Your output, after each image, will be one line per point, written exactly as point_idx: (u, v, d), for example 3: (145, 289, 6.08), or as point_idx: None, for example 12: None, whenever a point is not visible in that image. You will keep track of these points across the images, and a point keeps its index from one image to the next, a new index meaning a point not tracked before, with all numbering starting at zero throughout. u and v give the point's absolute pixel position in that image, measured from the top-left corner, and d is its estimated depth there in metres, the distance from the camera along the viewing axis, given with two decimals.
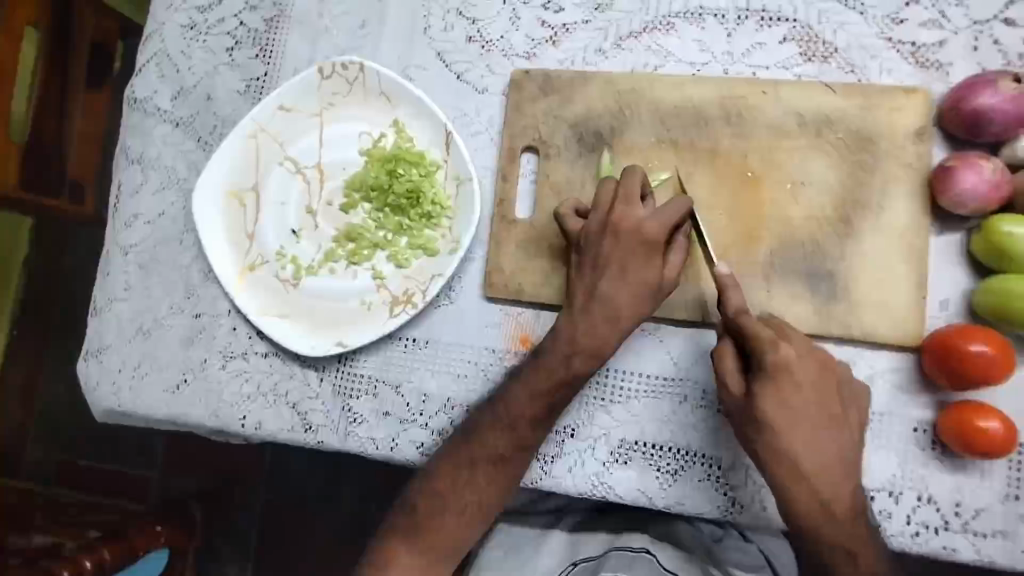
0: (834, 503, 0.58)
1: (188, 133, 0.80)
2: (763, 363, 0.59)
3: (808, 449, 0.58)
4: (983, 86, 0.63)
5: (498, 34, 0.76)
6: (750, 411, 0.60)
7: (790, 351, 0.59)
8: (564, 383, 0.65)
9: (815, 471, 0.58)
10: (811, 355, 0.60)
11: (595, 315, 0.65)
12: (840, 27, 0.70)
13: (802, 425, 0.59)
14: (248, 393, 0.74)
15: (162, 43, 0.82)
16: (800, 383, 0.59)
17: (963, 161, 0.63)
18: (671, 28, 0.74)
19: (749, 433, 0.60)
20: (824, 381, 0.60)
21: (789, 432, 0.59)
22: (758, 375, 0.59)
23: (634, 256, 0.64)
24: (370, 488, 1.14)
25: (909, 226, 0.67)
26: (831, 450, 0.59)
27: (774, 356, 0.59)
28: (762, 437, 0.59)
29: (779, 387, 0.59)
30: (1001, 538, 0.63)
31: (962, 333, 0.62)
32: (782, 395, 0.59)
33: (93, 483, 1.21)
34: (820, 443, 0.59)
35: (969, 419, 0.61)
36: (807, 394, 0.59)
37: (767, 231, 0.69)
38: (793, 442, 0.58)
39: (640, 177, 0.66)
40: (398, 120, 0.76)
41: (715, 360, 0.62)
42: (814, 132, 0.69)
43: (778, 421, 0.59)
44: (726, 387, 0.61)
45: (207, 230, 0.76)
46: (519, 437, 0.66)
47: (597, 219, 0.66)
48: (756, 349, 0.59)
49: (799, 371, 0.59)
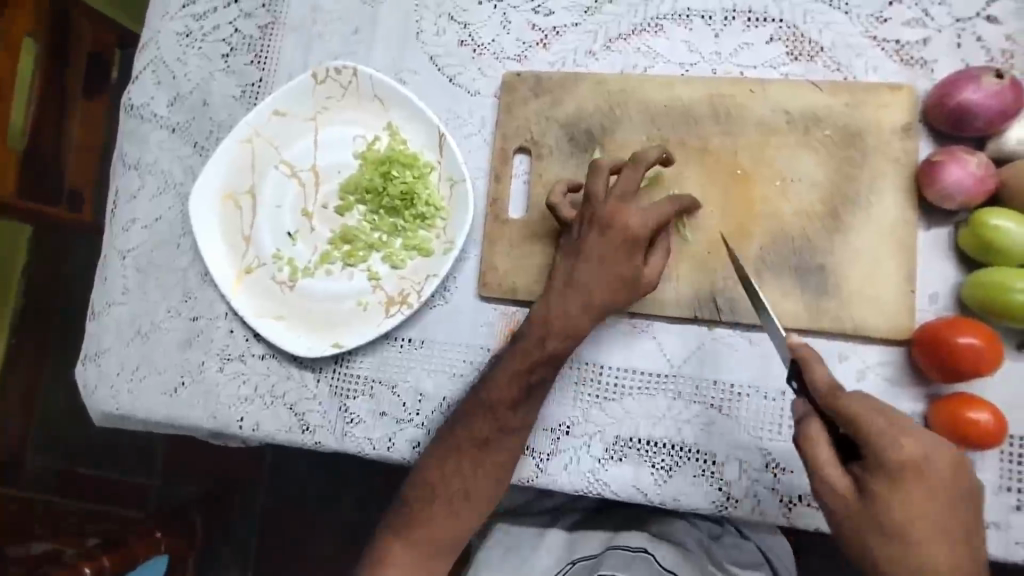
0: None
1: (185, 139, 0.81)
2: (884, 464, 0.52)
3: (944, 558, 0.52)
4: (967, 82, 0.64)
5: (489, 38, 0.77)
6: (869, 515, 0.53)
7: (914, 449, 0.52)
8: (540, 364, 0.66)
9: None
10: (939, 451, 0.53)
11: (566, 298, 0.66)
12: (826, 26, 0.72)
13: (933, 536, 0.52)
14: (246, 395, 0.75)
15: (158, 51, 0.83)
16: (930, 487, 0.52)
17: (948, 156, 0.64)
18: (659, 30, 0.75)
19: (865, 536, 0.54)
20: (955, 480, 0.53)
21: (922, 540, 0.52)
22: (875, 473, 0.53)
23: (615, 252, 0.65)
24: (370, 492, 1.15)
25: (897, 220, 0.68)
26: (964, 555, 0.52)
27: (900, 455, 0.52)
28: (882, 541, 0.53)
29: (908, 492, 0.52)
30: (995, 529, 0.63)
31: (951, 326, 0.63)
32: (909, 500, 0.52)
33: (93, 491, 1.21)
34: (954, 549, 0.52)
35: (960, 411, 0.62)
36: (938, 499, 0.52)
37: (757, 227, 0.70)
38: (927, 553, 0.52)
39: (654, 160, 0.66)
40: (392, 123, 0.77)
41: (808, 449, 0.55)
42: (802, 129, 0.70)
43: (909, 529, 0.52)
44: (825, 480, 0.55)
45: (204, 234, 0.77)
46: (504, 421, 0.67)
47: (587, 210, 0.67)
48: (871, 442, 0.52)
49: (927, 470, 0.52)
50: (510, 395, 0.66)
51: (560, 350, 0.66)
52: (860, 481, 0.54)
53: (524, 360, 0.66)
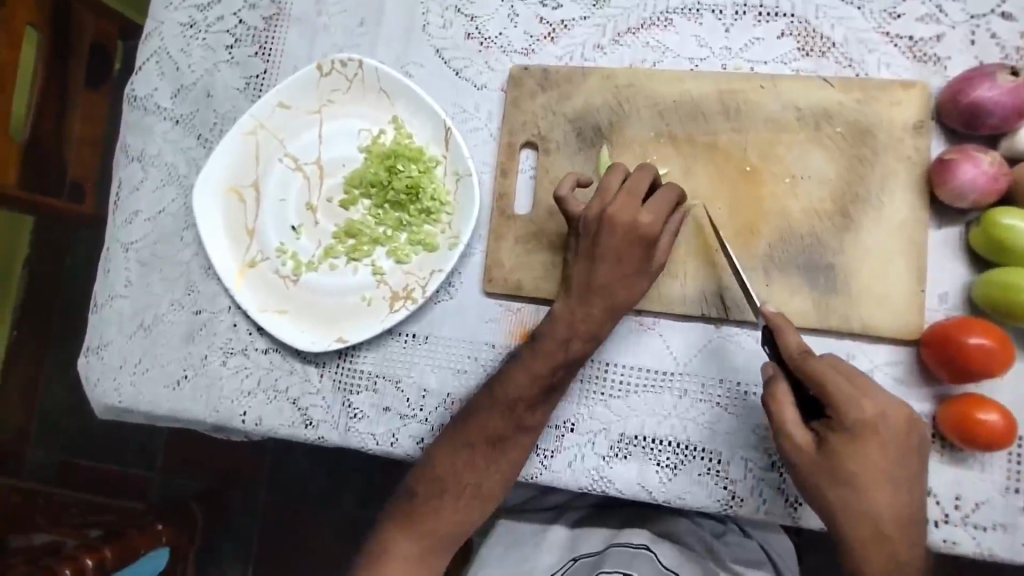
0: (907, 555, 0.57)
1: (188, 131, 0.80)
2: (845, 420, 0.57)
3: (890, 506, 0.56)
4: (981, 79, 0.64)
5: (497, 31, 0.77)
6: (828, 469, 0.57)
7: (872, 408, 0.57)
8: (563, 365, 0.66)
9: (893, 526, 0.56)
10: (894, 411, 0.57)
11: (591, 301, 0.65)
12: (838, 22, 0.71)
13: (885, 486, 0.56)
14: (248, 389, 0.74)
15: (162, 41, 0.82)
16: (884, 442, 0.56)
17: (962, 154, 0.63)
18: (669, 24, 0.74)
19: (823, 488, 0.57)
20: (909, 438, 0.57)
21: (871, 490, 0.56)
22: (836, 430, 0.57)
23: (632, 247, 0.64)
24: (371, 486, 1.14)
25: (909, 218, 0.67)
26: (907, 505, 0.57)
27: (859, 413, 0.56)
28: (836, 493, 0.57)
29: (865, 448, 0.56)
30: (1001, 531, 0.63)
31: (961, 326, 0.62)
32: (866, 455, 0.56)
33: (94, 483, 1.21)
34: (899, 499, 0.57)
35: (969, 412, 0.61)
36: (891, 453, 0.56)
37: (766, 224, 0.69)
38: (874, 502, 0.56)
39: (653, 174, 0.66)
40: (397, 116, 0.76)
41: (775, 409, 0.60)
42: (813, 125, 0.69)
43: (861, 480, 0.56)
44: (790, 437, 0.59)
45: (207, 227, 0.76)
46: (521, 420, 0.66)
47: (596, 204, 0.66)
48: (832, 399, 0.57)
49: (883, 429, 0.57)
50: (526, 395, 0.66)
51: (582, 352, 0.66)
52: (821, 438, 0.58)
53: (542, 361, 0.66)
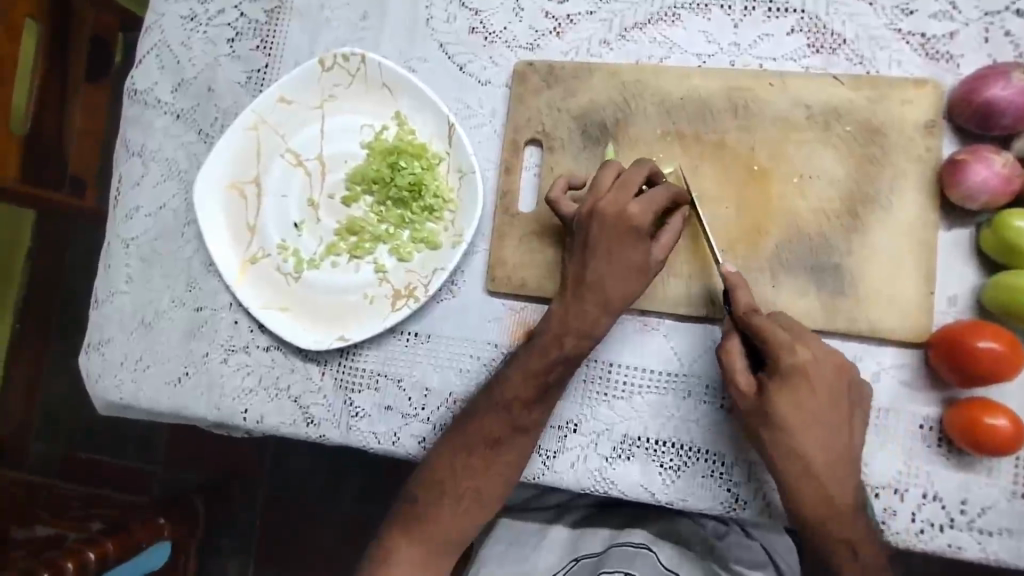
0: (836, 494, 0.60)
1: (189, 125, 0.80)
2: (779, 366, 0.60)
3: (819, 447, 0.60)
4: (995, 78, 0.62)
5: (501, 25, 0.75)
6: (763, 412, 0.61)
7: (807, 355, 0.60)
8: (558, 364, 0.65)
9: (824, 466, 0.60)
10: (829, 358, 0.60)
11: (584, 297, 0.65)
12: (849, 18, 0.69)
13: (816, 427, 0.60)
14: (250, 387, 0.74)
15: (162, 34, 0.81)
16: (816, 387, 0.59)
17: (974, 155, 0.62)
18: (676, 19, 0.73)
19: (757, 429, 0.61)
20: (840, 384, 0.60)
21: (802, 431, 0.59)
22: (771, 375, 0.60)
23: (622, 240, 0.64)
24: (372, 480, 1.14)
25: (918, 220, 0.66)
26: (840, 447, 0.60)
27: (793, 359, 0.59)
28: (770, 434, 0.61)
29: (797, 391, 0.60)
30: (1007, 536, 0.62)
31: (969, 328, 0.61)
32: (796, 397, 0.60)
33: (96, 476, 1.22)
34: (831, 442, 0.60)
35: (976, 416, 0.61)
36: (821, 397, 0.60)
37: (773, 224, 0.68)
38: (804, 442, 0.60)
39: (648, 169, 0.66)
40: (400, 112, 0.75)
41: (722, 358, 0.63)
42: (822, 124, 0.68)
43: (792, 421, 0.60)
44: (732, 382, 0.62)
45: (208, 224, 0.75)
46: (517, 421, 0.66)
47: (587, 201, 0.66)
48: (770, 348, 0.60)
49: (815, 375, 0.60)
50: (524, 396, 0.65)
51: (578, 350, 0.65)
52: (761, 383, 0.61)
53: (539, 361, 0.65)
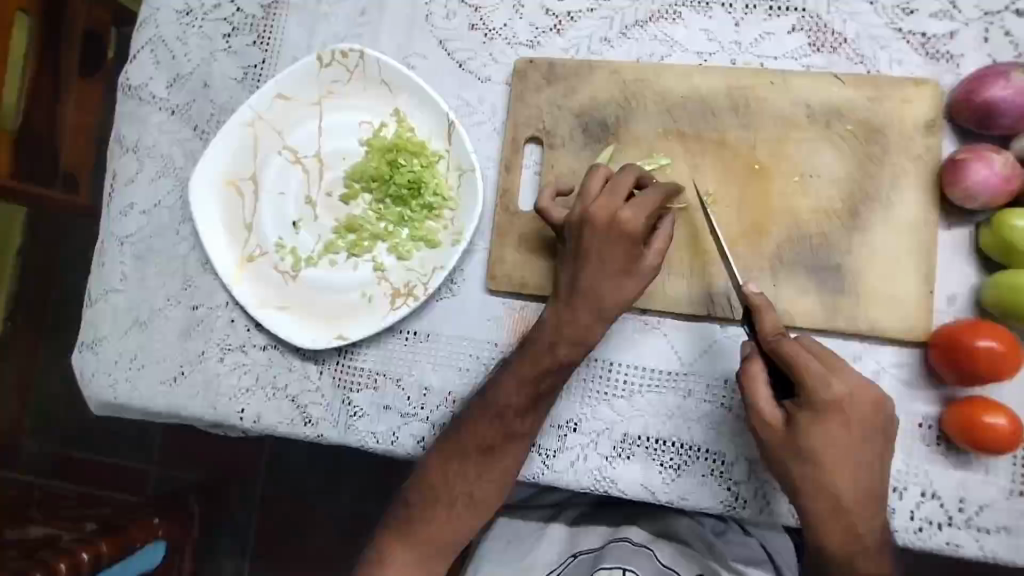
0: (865, 530, 0.58)
1: (184, 122, 0.79)
2: (813, 399, 0.58)
3: (852, 484, 0.58)
4: (995, 77, 0.63)
5: (501, 22, 0.75)
6: (793, 445, 0.59)
7: (842, 388, 0.58)
8: (547, 370, 0.65)
9: (853, 502, 0.58)
10: (861, 392, 0.59)
11: (576, 305, 0.64)
12: (850, 17, 0.69)
13: (846, 463, 0.58)
14: (247, 386, 0.73)
15: (157, 29, 0.80)
16: (849, 421, 0.58)
17: (974, 154, 0.62)
18: (678, 17, 0.72)
19: (787, 463, 0.59)
20: (874, 419, 0.59)
21: (836, 467, 0.58)
22: (803, 408, 0.59)
23: (615, 246, 0.63)
24: (369, 479, 1.14)
25: (918, 220, 0.66)
26: (869, 483, 0.58)
27: (828, 392, 0.58)
28: (800, 468, 0.59)
29: (830, 426, 0.58)
30: (1005, 534, 0.63)
31: (969, 328, 0.61)
32: (830, 433, 0.58)
33: (87, 476, 1.20)
34: (862, 478, 0.58)
35: (976, 415, 0.61)
36: (855, 431, 0.58)
37: (775, 223, 0.68)
38: (836, 478, 0.58)
39: (636, 173, 0.65)
40: (399, 109, 0.74)
41: (748, 387, 0.61)
42: (823, 123, 0.68)
43: (824, 456, 0.58)
44: (759, 414, 0.60)
45: (203, 220, 0.75)
46: (511, 428, 0.66)
47: (577, 208, 0.65)
48: (803, 380, 0.58)
49: (849, 408, 0.58)
50: (507, 390, 0.65)
51: (572, 358, 0.65)
52: (790, 415, 0.59)
53: (530, 366, 0.65)
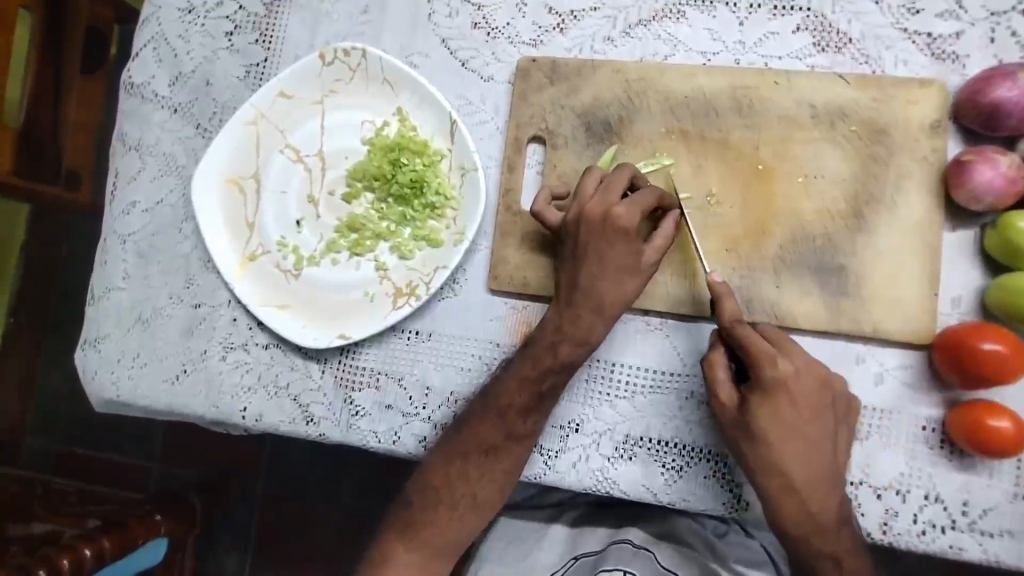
0: (817, 507, 0.60)
1: (187, 120, 0.79)
2: (762, 379, 0.59)
3: (802, 462, 0.59)
4: (1001, 78, 0.62)
5: (504, 21, 0.75)
6: (746, 426, 0.60)
7: (789, 368, 0.59)
8: (548, 371, 0.65)
9: (804, 481, 0.60)
10: (810, 371, 0.60)
11: (579, 305, 0.64)
12: (855, 17, 0.69)
13: (795, 441, 0.59)
14: (249, 384, 0.73)
15: (159, 27, 0.80)
16: (797, 400, 0.59)
17: (979, 156, 0.62)
18: (681, 16, 0.72)
19: (739, 442, 0.61)
20: (823, 398, 0.60)
21: (784, 445, 0.59)
22: (753, 389, 0.60)
23: (612, 243, 0.63)
24: (370, 477, 1.13)
25: (923, 222, 0.66)
26: (821, 461, 0.60)
27: (776, 372, 0.59)
28: (751, 447, 0.60)
29: (778, 406, 0.59)
30: (1008, 538, 0.62)
31: (973, 331, 0.61)
32: (777, 412, 0.59)
33: (89, 472, 1.20)
34: (811, 456, 0.59)
35: (980, 419, 0.60)
36: (802, 410, 0.59)
37: (778, 224, 0.68)
38: (785, 458, 0.59)
39: (629, 173, 0.65)
40: (402, 108, 0.74)
41: (705, 370, 0.62)
42: (828, 124, 0.67)
43: (773, 436, 0.59)
44: (715, 396, 0.61)
45: (206, 219, 0.75)
46: (512, 428, 0.66)
47: (573, 208, 0.65)
48: (753, 362, 0.59)
49: (796, 388, 0.59)
50: (508, 395, 0.65)
51: (572, 357, 0.64)
52: (743, 396, 0.61)
53: (535, 367, 0.65)
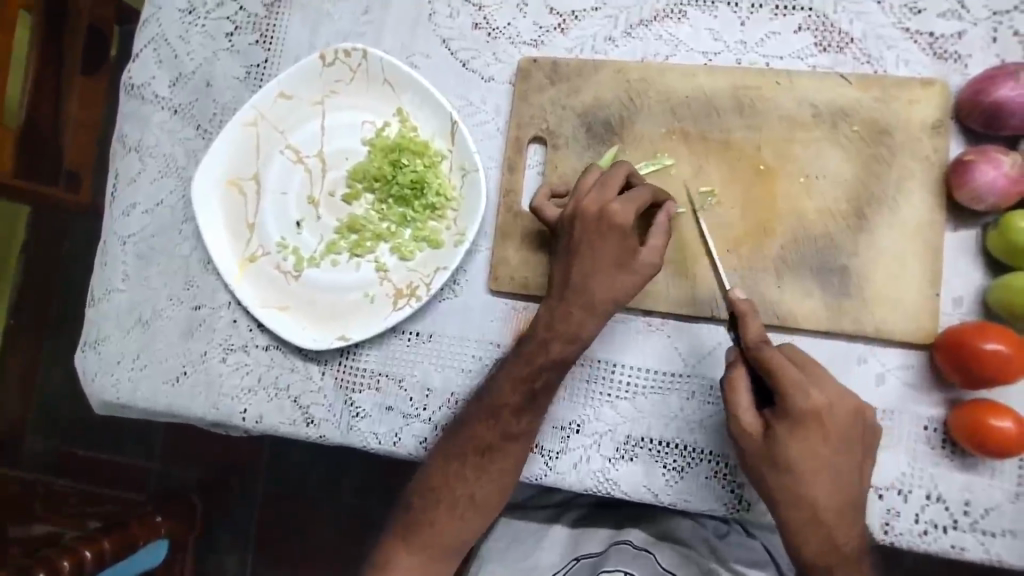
0: (843, 539, 0.59)
1: (187, 121, 0.78)
2: (790, 409, 0.58)
3: (829, 494, 0.58)
4: (1003, 78, 0.62)
5: (505, 22, 0.74)
6: (771, 455, 0.59)
7: (820, 399, 0.58)
8: (550, 372, 0.64)
9: (831, 511, 0.59)
10: (841, 402, 0.58)
11: (570, 302, 0.64)
12: (857, 17, 0.69)
13: (824, 473, 0.58)
14: (249, 386, 0.73)
15: (159, 28, 0.80)
16: (827, 432, 0.58)
17: (981, 156, 0.62)
18: (683, 16, 0.72)
19: (764, 472, 0.60)
20: (853, 429, 0.59)
21: (812, 477, 0.58)
22: (781, 419, 0.58)
23: (606, 239, 0.63)
24: (371, 478, 1.13)
25: (924, 222, 0.66)
26: (848, 493, 0.59)
27: (807, 403, 0.57)
28: (777, 478, 0.59)
29: (808, 437, 0.58)
30: (1010, 537, 0.62)
31: (975, 330, 0.61)
32: (808, 444, 0.58)
33: (89, 473, 1.20)
34: (840, 488, 0.58)
35: (983, 418, 0.60)
36: (833, 443, 0.58)
37: (780, 224, 0.68)
38: (814, 489, 0.58)
39: (626, 170, 0.65)
40: (402, 109, 0.74)
41: (728, 395, 0.60)
42: (829, 124, 0.67)
43: (801, 467, 0.58)
44: (738, 423, 0.60)
45: (206, 220, 0.74)
46: (507, 428, 0.65)
47: (570, 205, 0.65)
48: (783, 392, 0.58)
49: (828, 419, 0.58)
50: (509, 396, 0.65)
51: (563, 355, 0.64)
52: (769, 425, 0.59)
53: (527, 366, 0.64)
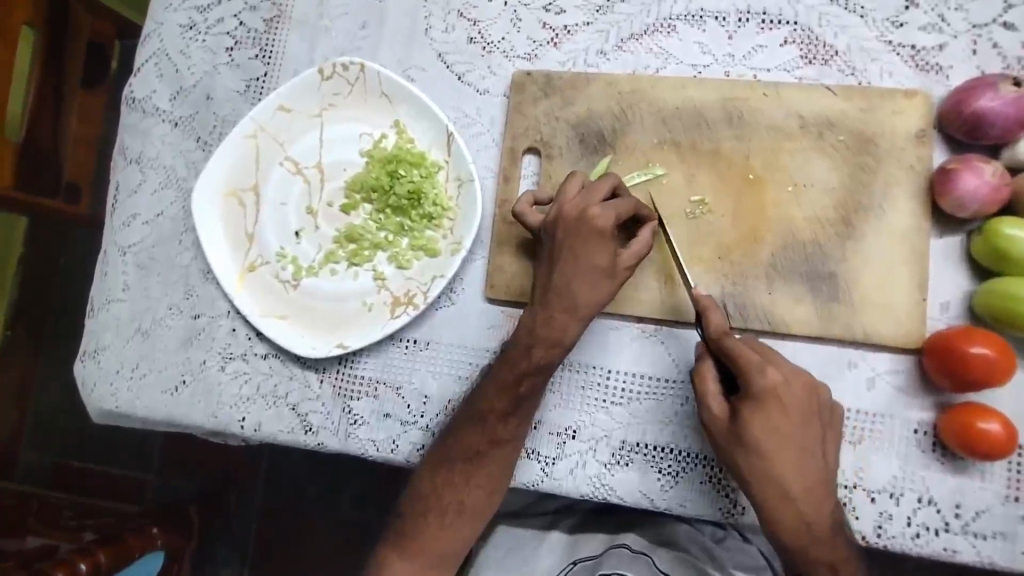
0: (815, 518, 0.60)
1: (188, 133, 0.80)
2: (752, 389, 0.59)
3: (795, 471, 0.59)
4: (984, 89, 0.64)
5: (499, 36, 0.76)
6: (737, 437, 0.60)
7: (777, 376, 0.59)
8: (542, 379, 0.65)
9: (800, 490, 0.59)
10: (797, 379, 0.60)
11: (549, 305, 0.64)
12: (841, 30, 0.71)
13: (789, 451, 0.59)
14: (248, 395, 0.74)
15: (161, 42, 0.81)
16: (788, 409, 0.59)
17: (963, 164, 0.63)
18: (672, 30, 0.74)
19: (733, 454, 0.61)
20: (813, 406, 0.60)
21: (776, 456, 0.59)
22: (746, 400, 0.60)
23: (588, 243, 0.63)
24: (369, 489, 1.14)
25: (910, 229, 0.67)
26: (814, 471, 0.60)
27: (763, 381, 0.59)
28: (747, 461, 0.60)
29: (769, 415, 0.59)
30: (1001, 539, 0.63)
31: (962, 335, 0.62)
32: (769, 422, 0.59)
33: (85, 485, 1.20)
34: (805, 466, 0.59)
35: (970, 422, 0.61)
36: (794, 420, 0.59)
37: (770, 231, 0.69)
38: (781, 468, 0.59)
39: (611, 181, 0.66)
40: (399, 120, 0.76)
41: (697, 384, 0.62)
42: (816, 134, 0.69)
43: (766, 446, 0.59)
44: (707, 407, 0.62)
45: (206, 232, 0.75)
46: (497, 434, 0.66)
47: (553, 210, 0.66)
48: (742, 372, 0.59)
49: (787, 397, 0.59)
50: (503, 403, 0.66)
51: (547, 359, 0.65)
52: (735, 409, 0.61)
53: (514, 373, 0.65)
